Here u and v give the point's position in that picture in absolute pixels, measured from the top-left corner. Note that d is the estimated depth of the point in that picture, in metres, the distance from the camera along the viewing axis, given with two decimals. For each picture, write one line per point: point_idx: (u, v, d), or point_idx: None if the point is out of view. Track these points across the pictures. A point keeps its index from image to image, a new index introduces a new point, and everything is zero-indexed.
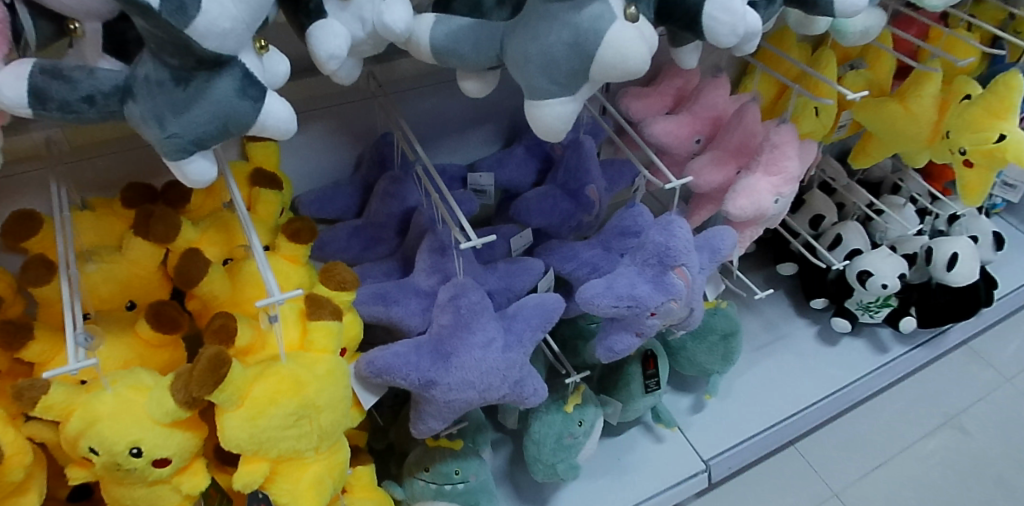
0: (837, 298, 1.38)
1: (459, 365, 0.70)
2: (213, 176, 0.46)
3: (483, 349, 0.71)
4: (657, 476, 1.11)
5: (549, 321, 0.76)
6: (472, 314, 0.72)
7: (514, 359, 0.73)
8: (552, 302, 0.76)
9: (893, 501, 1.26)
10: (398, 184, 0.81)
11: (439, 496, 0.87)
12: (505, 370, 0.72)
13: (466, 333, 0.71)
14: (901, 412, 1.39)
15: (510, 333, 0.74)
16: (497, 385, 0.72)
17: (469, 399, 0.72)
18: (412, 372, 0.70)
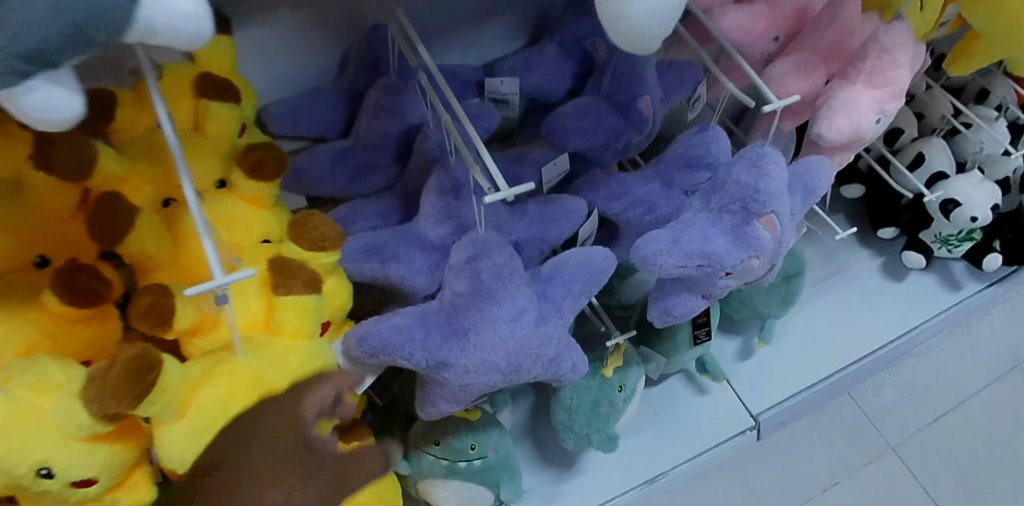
0: (911, 229, 1.19)
1: (480, 347, 0.54)
2: (79, 109, 0.28)
3: (509, 326, 0.54)
4: (700, 433, 0.97)
5: (596, 284, 0.59)
6: (495, 281, 0.54)
7: (551, 337, 0.56)
8: (599, 261, 0.59)
9: (952, 457, 1.14)
10: (395, 95, 0.62)
11: (452, 474, 0.72)
12: (538, 350, 0.55)
13: (487, 306, 0.54)
14: (968, 356, 1.24)
15: (544, 302, 0.57)
16: (528, 368, 0.56)
17: (493, 384, 0.56)
18: (418, 352, 0.53)
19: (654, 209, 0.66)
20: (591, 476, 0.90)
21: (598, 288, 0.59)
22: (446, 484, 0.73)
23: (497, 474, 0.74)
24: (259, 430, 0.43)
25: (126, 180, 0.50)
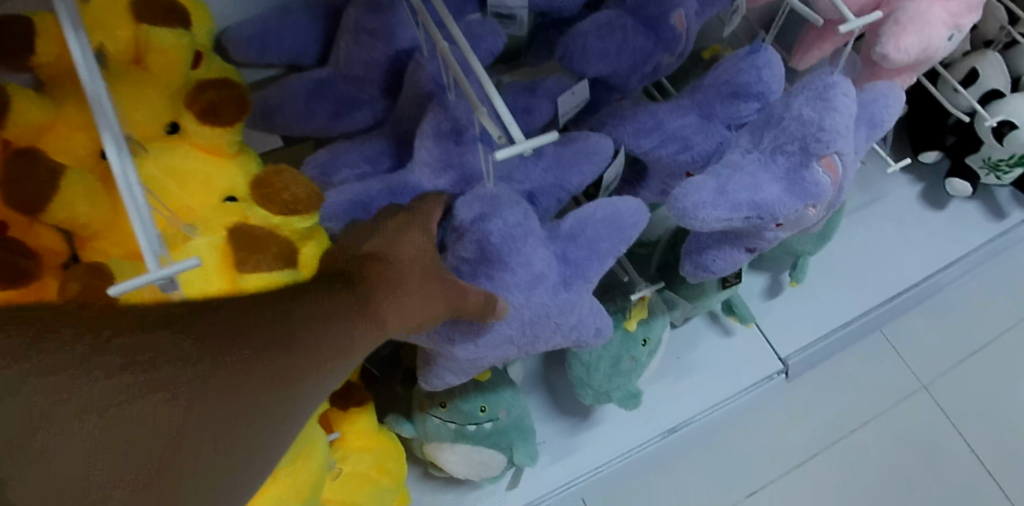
0: (956, 154, 1.08)
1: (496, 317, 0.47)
2: None
3: (527, 293, 0.47)
4: (726, 378, 0.89)
5: (625, 240, 0.51)
6: (508, 246, 0.46)
7: (573, 298, 0.50)
8: (626, 215, 0.50)
9: (986, 394, 1.09)
10: (380, 13, 0.51)
11: (461, 438, 0.66)
12: (558, 316, 0.49)
13: (498, 274, 0.46)
14: (1008, 288, 1.16)
15: (565, 264, 0.50)
16: (546, 334, 0.50)
17: (509, 353, 0.51)
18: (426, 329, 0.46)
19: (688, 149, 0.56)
20: (610, 427, 0.83)
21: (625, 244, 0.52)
22: (455, 448, 0.66)
23: (509, 437, 0.68)
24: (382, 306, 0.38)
25: (52, 128, 0.40)
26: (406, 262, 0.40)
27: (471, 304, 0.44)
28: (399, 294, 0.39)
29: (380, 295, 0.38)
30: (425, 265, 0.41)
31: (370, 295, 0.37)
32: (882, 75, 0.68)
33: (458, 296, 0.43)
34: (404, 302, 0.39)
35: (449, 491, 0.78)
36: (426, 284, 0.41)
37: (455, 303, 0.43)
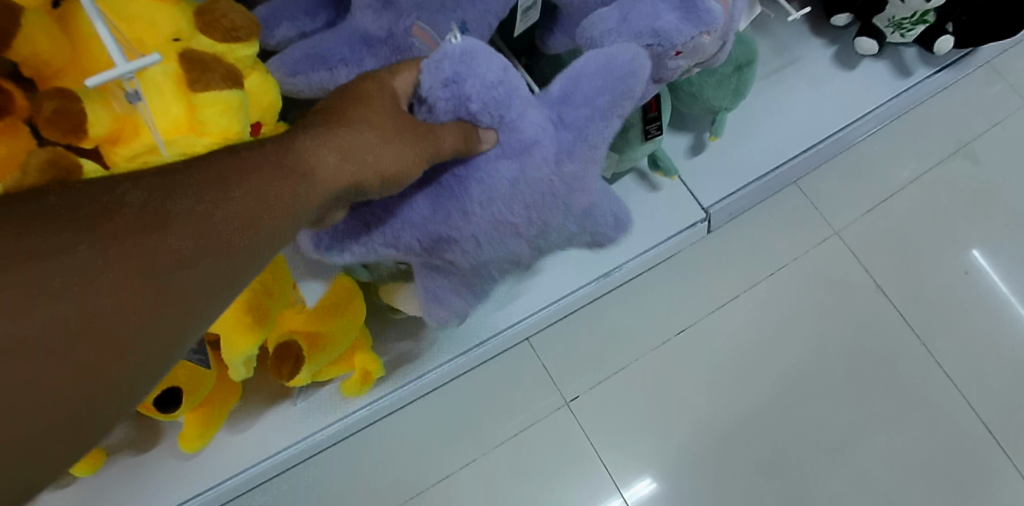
0: (864, 15, 1.15)
1: (483, 237, 0.56)
2: None
3: (535, 172, 0.54)
4: (655, 227, 0.99)
5: (624, 101, 0.56)
6: (496, 115, 0.53)
7: (568, 182, 0.56)
8: (620, 77, 0.55)
9: (892, 237, 1.20)
10: None
11: (413, 277, 0.74)
12: (550, 212, 0.57)
13: (492, 165, 0.54)
14: (913, 144, 1.28)
15: (561, 135, 0.55)
16: (553, 218, 0.58)
17: (514, 259, 0.62)
18: (416, 249, 0.58)
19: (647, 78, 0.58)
20: (552, 273, 0.93)
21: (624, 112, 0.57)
22: (408, 287, 0.75)
23: None
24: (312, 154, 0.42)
25: None
26: (369, 122, 0.45)
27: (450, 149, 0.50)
28: (329, 158, 0.43)
29: (316, 161, 0.42)
30: (378, 126, 0.45)
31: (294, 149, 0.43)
32: None
33: (421, 148, 0.47)
34: (349, 160, 0.43)
35: (408, 338, 0.88)
36: (384, 142, 0.45)
37: (433, 153, 0.48)
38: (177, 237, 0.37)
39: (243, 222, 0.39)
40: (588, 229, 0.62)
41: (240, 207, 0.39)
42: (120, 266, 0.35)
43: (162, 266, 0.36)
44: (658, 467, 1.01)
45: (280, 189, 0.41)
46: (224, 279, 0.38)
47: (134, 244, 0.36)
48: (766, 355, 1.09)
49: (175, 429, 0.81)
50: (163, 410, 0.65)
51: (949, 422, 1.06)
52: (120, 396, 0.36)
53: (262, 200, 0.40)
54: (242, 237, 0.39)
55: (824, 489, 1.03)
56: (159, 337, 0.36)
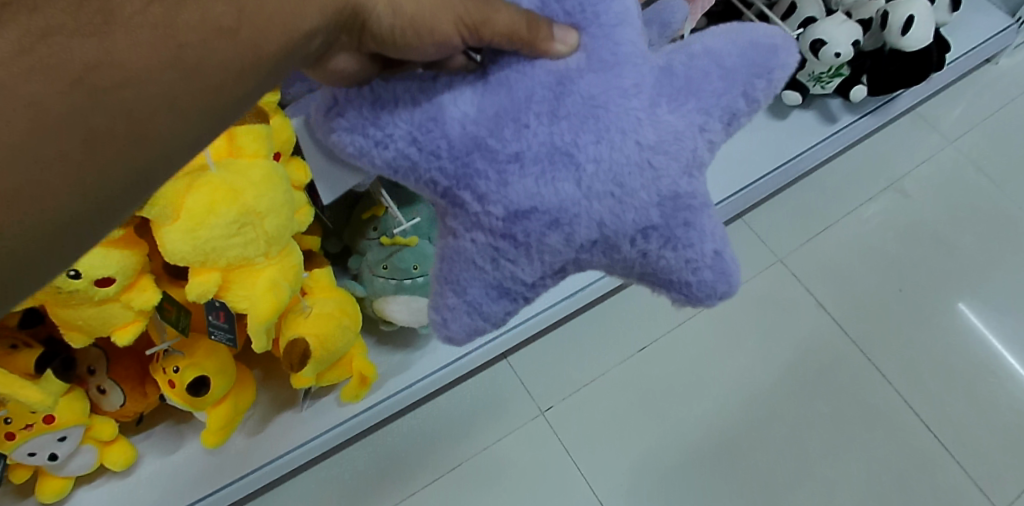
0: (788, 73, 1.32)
1: (534, 168, 0.45)
2: None
3: (619, 106, 0.45)
4: None
5: (756, 78, 0.47)
6: (587, 12, 0.46)
7: (664, 138, 0.46)
8: (755, 48, 0.46)
9: (831, 261, 1.35)
10: None
11: (401, 290, 0.89)
12: (628, 172, 0.46)
13: (571, 79, 0.45)
14: (845, 180, 1.44)
15: (665, 80, 0.47)
16: (636, 185, 0.46)
17: (557, 243, 0.47)
18: (441, 163, 0.46)
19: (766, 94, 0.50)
20: None
21: (753, 96, 0.47)
22: (397, 298, 0.90)
23: None
24: None
25: None
26: None
27: (503, 25, 0.44)
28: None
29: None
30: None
31: None
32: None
33: (454, 1, 0.44)
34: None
35: (400, 351, 1.02)
36: None
37: (478, 17, 0.44)
38: (123, 38, 0.37)
39: (212, 27, 0.39)
40: (671, 245, 0.48)
41: (204, 8, 0.39)
42: (77, 62, 0.36)
43: (124, 68, 0.37)
44: (630, 467, 1.13)
45: (279, 4, 0.41)
46: (194, 86, 0.39)
47: (82, 41, 0.36)
48: (722, 368, 1.22)
49: (195, 435, 0.93)
50: (195, 397, 0.77)
51: (890, 420, 1.20)
52: (96, 203, 0.38)
53: (230, 5, 0.40)
54: (206, 42, 0.39)
55: (780, 483, 1.15)
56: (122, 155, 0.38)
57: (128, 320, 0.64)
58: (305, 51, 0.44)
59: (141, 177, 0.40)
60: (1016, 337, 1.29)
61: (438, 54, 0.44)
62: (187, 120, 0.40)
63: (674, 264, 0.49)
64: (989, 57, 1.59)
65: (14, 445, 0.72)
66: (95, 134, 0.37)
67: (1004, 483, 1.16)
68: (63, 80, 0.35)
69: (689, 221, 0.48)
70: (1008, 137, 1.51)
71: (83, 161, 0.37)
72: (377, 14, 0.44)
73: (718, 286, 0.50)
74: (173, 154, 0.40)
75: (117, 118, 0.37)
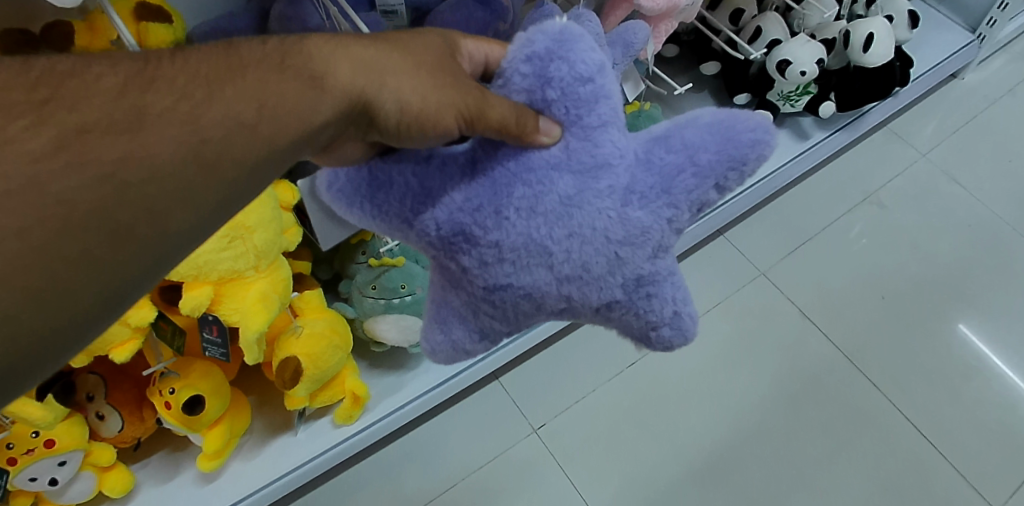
0: (759, 93, 1.37)
1: (510, 257, 0.47)
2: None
3: (592, 205, 0.46)
4: None
5: (730, 170, 0.46)
6: (574, 111, 0.45)
7: (633, 232, 0.47)
8: (734, 146, 0.45)
9: (813, 273, 1.38)
10: (295, 5, 0.73)
11: (390, 309, 0.91)
12: (596, 261, 0.47)
13: (550, 178, 0.46)
14: (822, 195, 1.48)
15: (642, 171, 0.47)
16: (600, 270, 0.48)
17: (529, 308, 0.51)
18: (429, 240, 0.49)
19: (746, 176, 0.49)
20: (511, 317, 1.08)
21: (725, 185, 0.47)
22: (386, 317, 0.92)
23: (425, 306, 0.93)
24: (331, 63, 0.43)
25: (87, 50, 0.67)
26: (405, 61, 0.45)
27: (495, 120, 0.44)
28: (346, 75, 0.43)
29: (330, 72, 0.42)
30: (410, 57, 0.45)
31: (319, 65, 0.42)
32: (651, 23, 0.97)
33: (459, 94, 0.45)
34: (361, 77, 0.43)
35: (393, 373, 1.04)
36: (409, 71, 0.45)
37: (475, 110, 0.44)
38: (153, 134, 0.38)
39: (231, 123, 0.40)
40: (634, 314, 0.51)
41: (227, 107, 0.40)
42: (107, 156, 0.37)
43: (152, 162, 0.38)
44: (626, 481, 1.14)
45: (290, 103, 0.41)
46: (211, 182, 0.40)
47: (116, 137, 0.37)
48: (711, 381, 1.25)
49: (192, 462, 0.94)
50: (190, 415, 0.79)
51: (879, 424, 1.22)
52: (124, 290, 0.38)
53: (251, 102, 0.40)
54: (226, 137, 0.40)
55: (776, 491, 1.16)
56: (156, 248, 0.39)
57: (126, 336, 0.69)
58: (315, 143, 0.43)
59: (154, 276, 0.40)
60: (998, 338, 1.31)
61: (439, 141, 0.46)
62: (201, 219, 0.40)
63: (636, 328, 0.52)
64: (954, 73, 1.65)
65: (17, 469, 0.74)
66: (118, 233, 0.37)
67: (996, 482, 1.18)
68: (94, 172, 0.36)
69: (653, 295, 0.50)
70: (979, 147, 1.55)
71: (103, 260, 0.37)
72: (385, 113, 0.44)
73: (676, 343, 0.53)
74: (181, 253, 0.40)
75: (138, 217, 0.38)
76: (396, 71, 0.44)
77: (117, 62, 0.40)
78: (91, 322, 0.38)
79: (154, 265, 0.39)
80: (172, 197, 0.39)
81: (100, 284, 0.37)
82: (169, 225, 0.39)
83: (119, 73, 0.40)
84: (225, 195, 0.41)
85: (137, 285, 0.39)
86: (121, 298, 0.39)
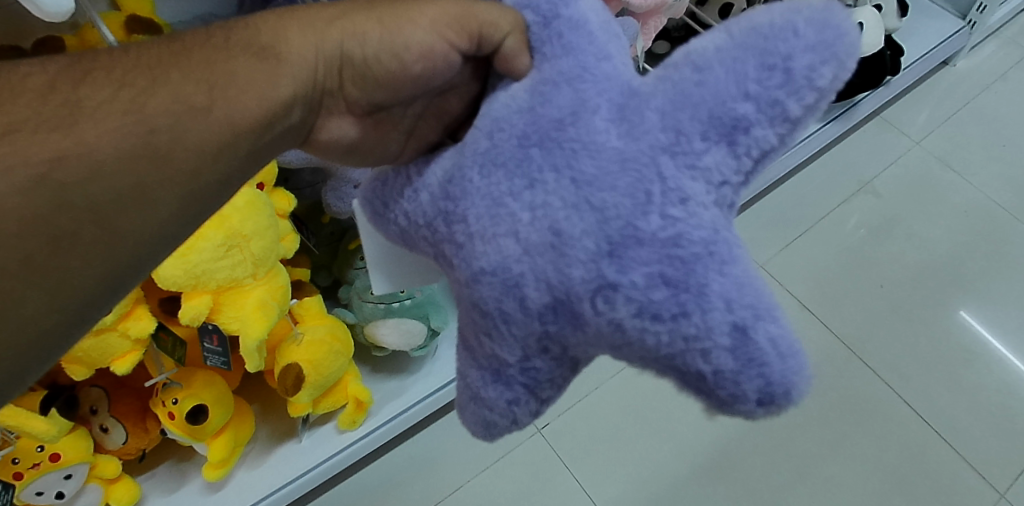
0: None
1: (475, 228, 0.38)
2: (68, 6, 0.52)
3: (554, 140, 0.37)
4: None
5: (772, 69, 0.33)
6: (553, 39, 0.41)
7: (607, 168, 0.36)
8: (747, 34, 0.34)
9: (811, 265, 1.38)
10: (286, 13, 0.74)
11: (390, 313, 0.92)
12: (565, 217, 0.36)
13: (510, 120, 0.39)
14: (818, 187, 1.49)
15: (633, 102, 0.37)
16: (575, 229, 0.35)
17: (516, 314, 0.38)
18: (423, 232, 0.43)
19: (822, 100, 0.34)
20: None
21: (768, 94, 0.33)
22: (387, 322, 0.92)
23: (425, 309, 0.94)
24: (286, 28, 0.43)
25: None
26: (360, 9, 0.44)
27: (485, 19, 0.42)
28: (298, 36, 0.43)
29: (282, 39, 0.43)
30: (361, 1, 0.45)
31: (272, 35, 0.43)
32: (640, 20, 0.98)
33: (427, 12, 0.43)
34: (312, 33, 0.43)
35: (394, 378, 1.05)
36: (364, 12, 0.44)
37: (458, 15, 0.43)
38: (93, 127, 0.37)
39: (182, 106, 0.39)
40: (649, 318, 0.34)
41: (175, 91, 0.40)
42: (41, 158, 0.35)
43: (93, 158, 0.37)
44: (631, 479, 1.15)
45: (246, 73, 0.41)
46: (165, 174, 0.39)
47: (49, 133, 0.37)
48: None
49: (198, 472, 0.95)
50: (194, 426, 0.80)
51: (881, 413, 1.22)
52: (89, 292, 0.38)
53: (200, 84, 0.40)
54: (176, 122, 0.39)
55: (780, 483, 1.16)
56: (113, 244, 0.38)
57: (126, 349, 0.70)
58: (289, 124, 0.44)
59: (107, 286, 0.38)
60: (998, 323, 1.32)
61: (425, 68, 0.44)
62: (157, 217, 0.39)
63: (669, 345, 0.34)
64: (945, 60, 1.65)
65: (23, 484, 0.75)
66: (61, 239, 0.36)
67: (998, 466, 1.18)
68: (25, 174, 0.35)
69: (675, 281, 0.33)
70: (971, 134, 1.55)
71: (47, 268, 0.35)
72: (349, 55, 0.43)
73: (746, 386, 0.33)
74: (141, 251, 0.39)
75: (83, 217, 0.36)
76: (354, 17, 0.43)
77: (45, 62, 0.41)
78: (62, 326, 0.37)
79: (114, 263, 0.38)
80: (128, 182, 0.38)
81: (58, 287, 0.36)
82: (124, 214, 0.38)
83: (49, 71, 0.40)
84: (184, 182, 0.40)
85: (100, 284, 0.38)
86: (84, 300, 0.38)
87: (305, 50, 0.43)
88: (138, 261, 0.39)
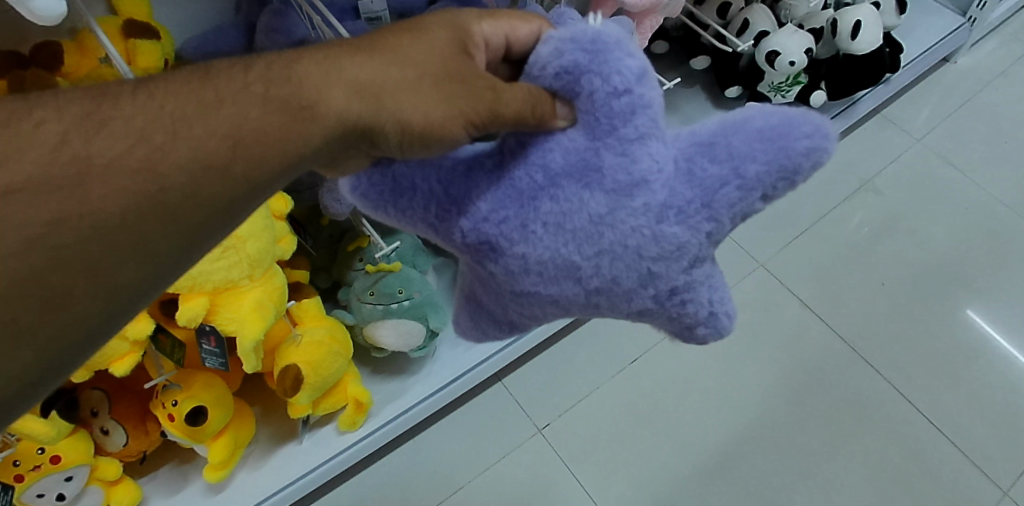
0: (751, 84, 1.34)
1: (536, 266, 0.48)
2: (60, 10, 0.53)
3: (625, 221, 0.46)
4: None
5: (782, 180, 0.44)
6: (605, 121, 0.45)
7: (667, 250, 0.47)
8: (781, 161, 0.43)
9: (813, 264, 1.38)
10: (279, 16, 0.77)
11: (389, 314, 0.92)
12: (625, 275, 0.48)
13: (581, 190, 0.46)
14: (820, 185, 1.48)
15: (687, 183, 0.45)
16: (629, 282, 0.48)
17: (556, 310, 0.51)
18: (456, 242, 0.49)
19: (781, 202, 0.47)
20: None
21: (773, 195, 0.45)
22: (386, 323, 0.92)
23: (423, 310, 0.94)
24: (324, 93, 0.42)
25: (78, 69, 0.69)
26: (395, 110, 0.43)
27: (510, 116, 0.44)
28: (335, 94, 0.42)
29: (320, 98, 0.42)
30: (409, 69, 0.43)
31: (310, 97, 0.42)
32: (635, 19, 0.99)
33: (464, 105, 0.44)
34: (355, 101, 0.42)
35: (395, 379, 1.05)
36: (411, 85, 0.43)
37: (486, 117, 0.44)
38: (100, 186, 0.37)
39: (200, 165, 0.39)
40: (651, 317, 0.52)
41: (196, 147, 0.39)
42: (42, 212, 0.36)
43: (94, 219, 0.37)
44: (632, 480, 1.14)
45: (275, 134, 0.41)
46: (169, 228, 0.40)
47: (50, 161, 0.37)
48: (715, 376, 1.24)
49: (200, 473, 0.95)
50: (193, 427, 0.80)
51: (887, 410, 1.22)
52: (89, 331, 0.39)
53: (225, 139, 0.40)
54: (190, 178, 0.39)
55: (782, 482, 1.16)
56: (121, 289, 0.39)
57: (124, 351, 0.70)
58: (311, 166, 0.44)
59: (105, 322, 0.40)
60: (1001, 321, 1.31)
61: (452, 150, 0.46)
62: (159, 260, 0.40)
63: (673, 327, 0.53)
64: (946, 57, 1.65)
65: (25, 486, 0.75)
66: (60, 289, 0.37)
67: (1003, 464, 1.17)
68: (20, 237, 0.35)
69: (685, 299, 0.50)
70: (974, 131, 1.54)
71: (44, 314, 0.37)
72: (385, 133, 0.43)
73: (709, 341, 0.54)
74: (142, 289, 0.40)
75: (82, 271, 0.37)
76: (402, 91, 0.43)
77: (62, 104, 0.39)
78: (62, 361, 0.39)
79: (112, 302, 0.39)
80: (140, 239, 0.39)
81: (59, 329, 0.38)
82: (130, 261, 0.39)
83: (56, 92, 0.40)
84: (196, 234, 0.41)
85: (101, 321, 0.39)
86: (83, 338, 0.39)
87: (340, 120, 0.42)
88: (144, 286, 0.40)
